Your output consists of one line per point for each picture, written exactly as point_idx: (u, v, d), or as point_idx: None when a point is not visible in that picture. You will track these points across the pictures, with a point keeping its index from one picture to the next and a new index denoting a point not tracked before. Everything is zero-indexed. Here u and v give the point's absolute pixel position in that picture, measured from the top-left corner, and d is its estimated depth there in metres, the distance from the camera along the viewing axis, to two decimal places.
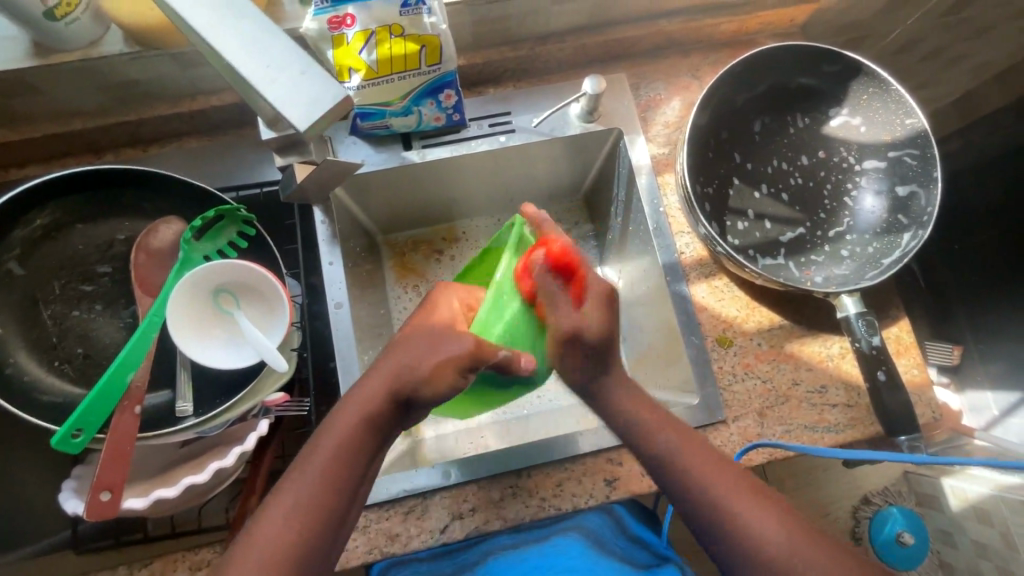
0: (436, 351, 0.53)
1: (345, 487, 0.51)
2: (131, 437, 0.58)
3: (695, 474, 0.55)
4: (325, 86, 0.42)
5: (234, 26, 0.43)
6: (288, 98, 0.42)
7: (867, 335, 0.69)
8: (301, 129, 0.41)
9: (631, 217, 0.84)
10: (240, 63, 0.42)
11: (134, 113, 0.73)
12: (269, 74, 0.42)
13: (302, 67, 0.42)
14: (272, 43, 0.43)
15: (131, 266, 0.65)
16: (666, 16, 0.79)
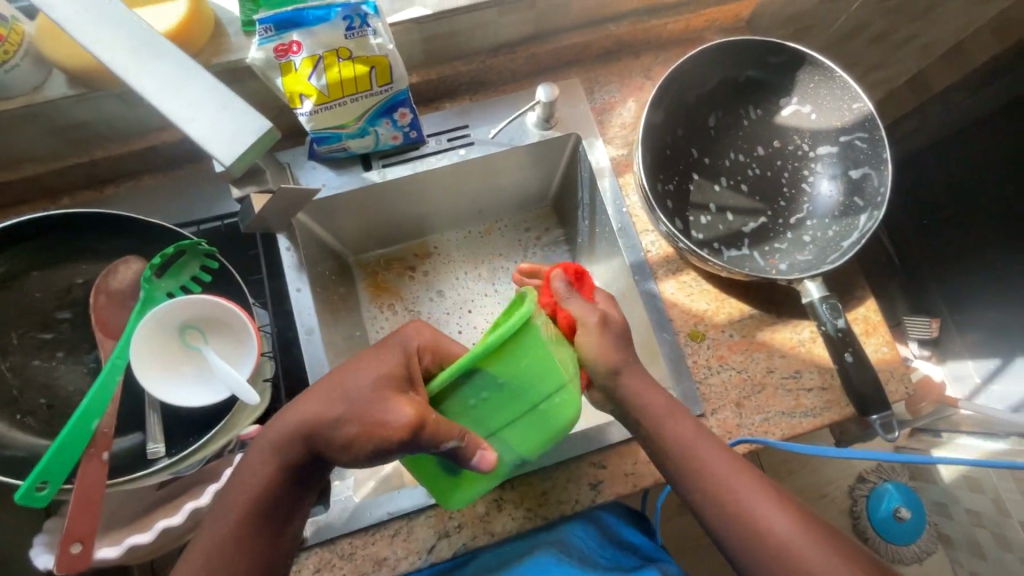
0: (364, 413, 0.51)
1: (249, 535, 0.53)
2: (99, 485, 0.57)
3: (686, 460, 0.58)
4: (248, 120, 0.42)
5: (155, 66, 0.42)
6: (210, 134, 0.42)
7: (832, 319, 0.70)
8: (225, 164, 0.41)
9: (597, 220, 0.84)
10: (161, 103, 0.42)
11: (85, 154, 0.72)
12: (189, 110, 0.42)
13: (223, 103, 0.43)
14: (191, 81, 0.43)
15: (91, 308, 0.64)
16: (612, 20, 0.81)
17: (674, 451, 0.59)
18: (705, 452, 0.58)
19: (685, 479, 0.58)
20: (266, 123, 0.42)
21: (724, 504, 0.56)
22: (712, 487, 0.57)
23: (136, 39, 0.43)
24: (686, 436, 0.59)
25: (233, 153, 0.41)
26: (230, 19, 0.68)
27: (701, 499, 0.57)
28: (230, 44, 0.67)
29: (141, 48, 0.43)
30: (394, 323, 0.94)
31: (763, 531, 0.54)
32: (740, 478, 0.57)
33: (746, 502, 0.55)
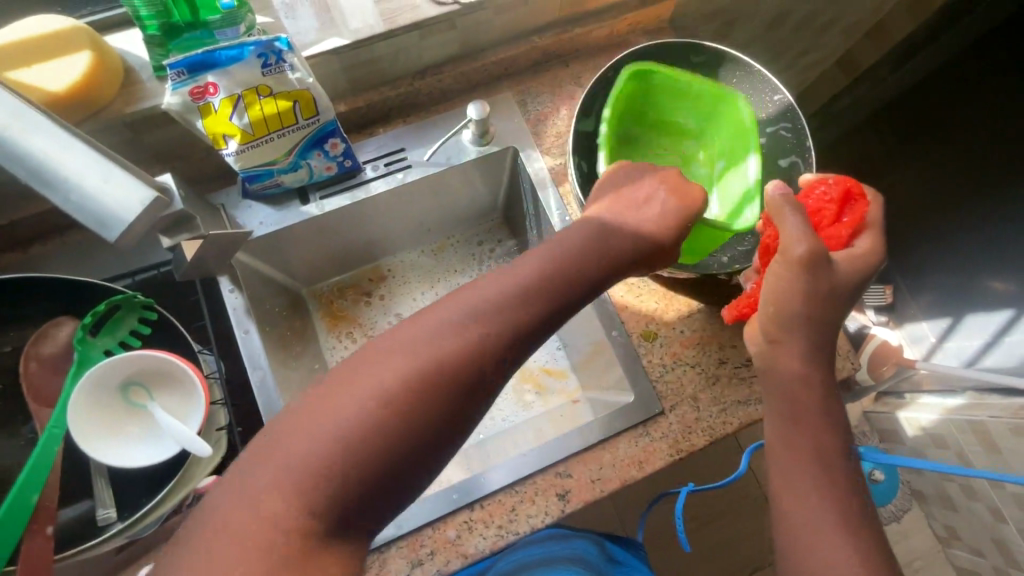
0: (532, 273, 0.54)
1: (387, 409, 0.45)
2: (47, 561, 0.54)
3: (809, 439, 0.53)
4: (130, 190, 0.41)
5: (26, 140, 0.41)
6: (89, 209, 0.41)
7: None
8: (110, 237, 0.41)
9: (544, 229, 0.85)
10: (40, 180, 0.41)
11: (6, 216, 0.69)
12: (66, 184, 0.41)
13: (100, 173, 0.41)
14: (67, 153, 0.41)
15: (22, 378, 0.61)
16: (537, 32, 0.81)
17: (804, 422, 0.54)
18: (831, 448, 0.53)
19: (793, 453, 0.54)
20: (150, 193, 0.41)
21: (813, 491, 0.52)
22: (809, 477, 0.52)
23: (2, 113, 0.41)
24: (826, 426, 0.54)
25: (115, 229, 0.41)
26: (142, 65, 0.66)
27: (798, 485, 0.52)
28: (144, 90, 0.66)
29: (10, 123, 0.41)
30: (353, 351, 0.94)
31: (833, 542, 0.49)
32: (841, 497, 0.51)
33: (840, 513, 0.50)
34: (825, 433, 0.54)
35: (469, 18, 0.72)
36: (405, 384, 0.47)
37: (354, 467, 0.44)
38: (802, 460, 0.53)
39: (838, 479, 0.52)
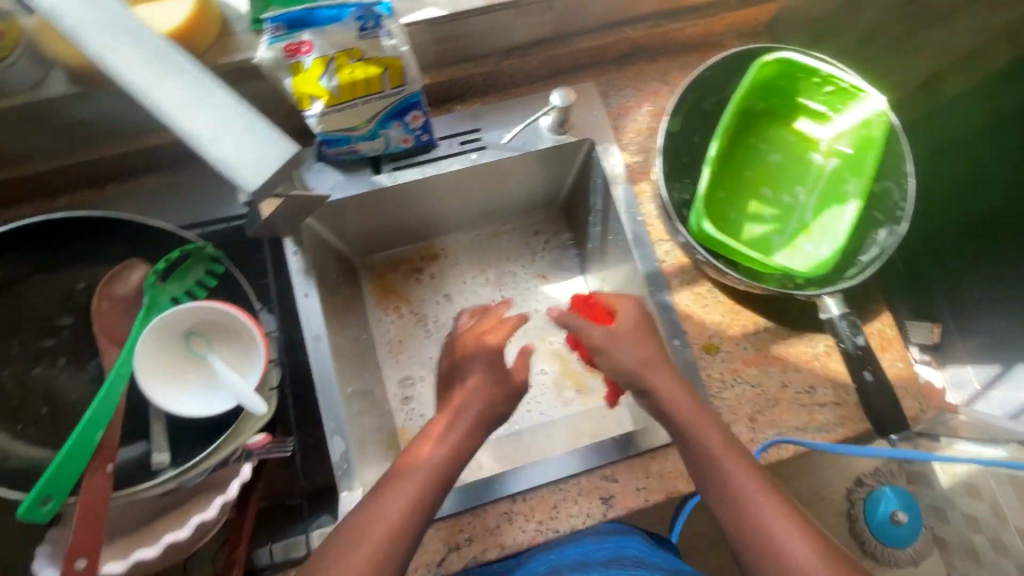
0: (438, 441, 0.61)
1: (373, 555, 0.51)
2: (104, 499, 0.55)
3: (739, 501, 0.54)
4: (265, 145, 0.47)
5: (169, 86, 0.47)
6: (229, 156, 0.46)
7: (851, 335, 0.72)
8: (246, 187, 0.46)
9: (609, 226, 0.83)
10: (183, 123, 0.46)
11: (89, 154, 0.70)
12: (208, 132, 0.46)
13: (239, 126, 0.47)
14: (206, 104, 0.47)
15: (93, 315, 0.61)
16: (631, 23, 0.78)
17: (721, 490, 0.56)
18: (759, 493, 0.54)
19: (731, 520, 0.55)
20: (291, 150, 0.48)
21: (773, 551, 0.51)
22: (763, 537, 0.52)
23: (154, 62, 0.47)
24: (743, 477, 0.55)
25: (252, 180, 0.46)
26: (238, 16, 0.66)
27: (755, 549, 0.52)
28: (237, 43, 0.65)
29: (161, 70, 0.47)
30: (401, 327, 0.94)
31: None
32: (799, 534, 0.52)
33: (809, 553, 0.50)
34: (748, 484, 0.55)
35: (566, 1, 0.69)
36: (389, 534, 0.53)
37: None
38: (742, 522, 0.54)
39: (785, 519, 0.53)
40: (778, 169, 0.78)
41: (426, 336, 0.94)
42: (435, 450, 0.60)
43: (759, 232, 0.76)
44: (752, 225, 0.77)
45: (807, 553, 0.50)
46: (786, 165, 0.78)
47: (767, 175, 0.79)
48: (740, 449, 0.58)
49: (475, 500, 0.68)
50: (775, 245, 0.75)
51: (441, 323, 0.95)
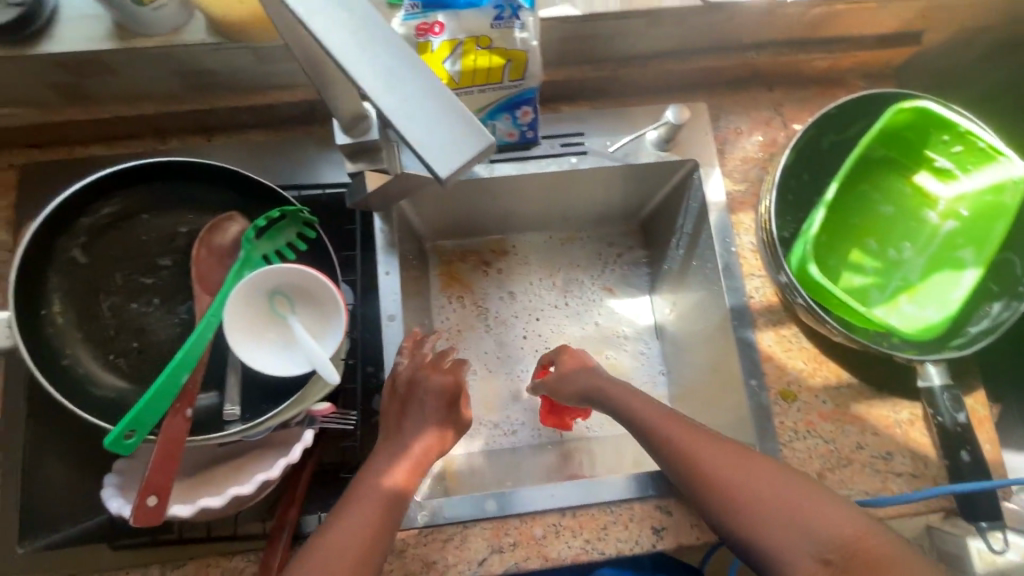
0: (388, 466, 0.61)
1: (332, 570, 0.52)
2: (179, 441, 0.56)
3: (720, 480, 0.56)
4: (472, 136, 0.33)
5: (376, 53, 0.34)
6: (431, 142, 0.32)
7: (951, 410, 0.68)
8: (439, 175, 0.31)
9: (696, 251, 0.80)
10: (375, 89, 0.33)
11: (206, 102, 0.71)
12: (404, 105, 0.33)
13: (446, 110, 0.33)
14: (414, 81, 0.34)
15: (192, 261, 0.62)
16: (757, 48, 0.75)
17: (695, 474, 0.58)
18: (733, 460, 0.57)
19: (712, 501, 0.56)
20: (491, 143, 0.33)
21: (765, 516, 0.54)
22: (750, 501, 0.55)
23: (356, 22, 0.34)
24: (712, 454, 0.58)
25: (451, 167, 0.32)
26: None
27: (747, 519, 0.54)
28: None
29: (363, 35, 0.34)
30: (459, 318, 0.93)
31: (807, 526, 0.52)
32: (778, 483, 0.55)
33: (796, 502, 0.54)
34: (717, 459, 0.57)
35: (700, 17, 0.67)
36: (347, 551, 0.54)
37: None
38: (727, 497, 0.55)
39: (763, 479, 0.56)
40: (888, 221, 0.75)
41: (483, 330, 0.93)
42: (388, 474, 0.60)
43: (858, 284, 0.73)
44: (852, 275, 0.73)
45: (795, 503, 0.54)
46: (897, 219, 0.75)
47: (875, 225, 0.75)
48: (694, 426, 0.61)
49: (527, 506, 0.67)
50: (873, 300, 0.72)
51: (501, 320, 0.94)
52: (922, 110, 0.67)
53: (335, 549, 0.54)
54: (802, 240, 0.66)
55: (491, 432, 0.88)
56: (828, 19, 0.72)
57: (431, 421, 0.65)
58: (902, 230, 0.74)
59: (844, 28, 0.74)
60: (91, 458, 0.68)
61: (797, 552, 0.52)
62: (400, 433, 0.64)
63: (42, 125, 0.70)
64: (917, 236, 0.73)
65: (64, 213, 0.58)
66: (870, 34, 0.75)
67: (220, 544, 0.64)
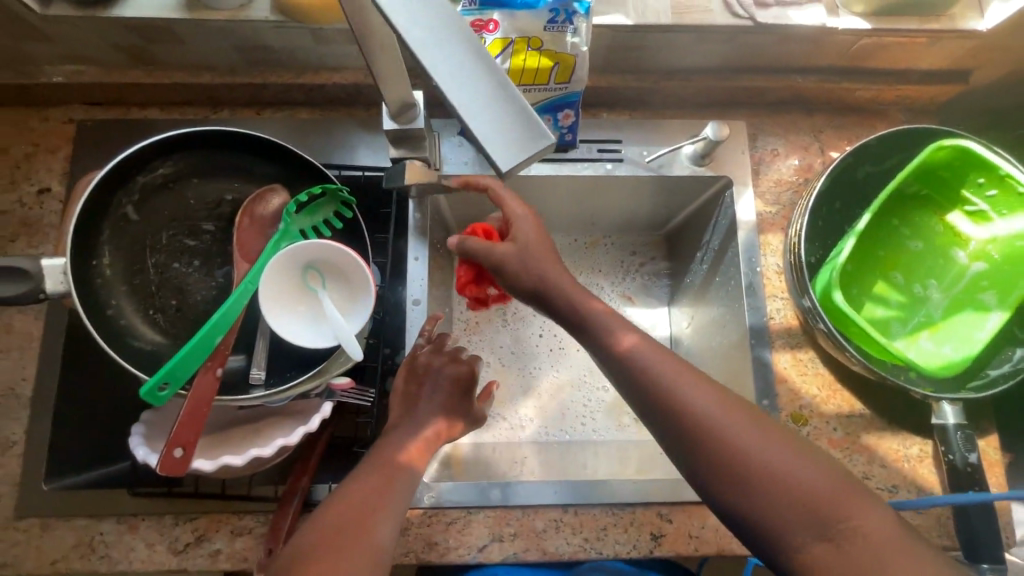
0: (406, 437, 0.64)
1: (347, 518, 0.54)
2: (208, 399, 0.58)
3: (695, 421, 0.51)
4: (533, 133, 0.34)
5: (447, 43, 0.34)
6: (495, 137, 0.33)
7: (964, 450, 0.67)
8: (500, 171, 0.33)
9: (720, 267, 0.81)
10: (441, 73, 0.34)
11: (260, 76, 0.74)
12: (468, 91, 0.34)
13: (511, 106, 0.34)
14: (482, 74, 0.34)
15: (234, 228, 0.64)
16: (803, 72, 0.76)
17: (670, 410, 0.53)
18: (715, 402, 0.52)
19: (685, 440, 0.52)
20: (550, 141, 0.34)
21: (738, 463, 0.49)
22: (727, 447, 0.50)
23: (430, 10, 0.35)
24: (696, 395, 0.52)
25: (513, 164, 0.33)
26: None
27: (719, 463, 0.50)
28: None
29: (435, 22, 0.35)
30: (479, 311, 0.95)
31: (785, 480, 0.48)
32: (759, 430, 0.51)
33: (798, 469, 0.48)
34: (697, 399, 0.52)
35: (749, 37, 0.68)
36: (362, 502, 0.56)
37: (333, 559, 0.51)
38: (701, 440, 0.51)
39: (742, 427, 0.51)
40: (917, 256, 0.75)
41: (501, 325, 0.95)
42: (404, 443, 0.63)
43: (880, 316, 0.73)
44: (874, 306, 0.74)
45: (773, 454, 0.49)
46: (925, 255, 0.74)
47: (903, 260, 0.75)
48: (689, 367, 0.55)
49: (531, 498, 0.68)
50: (894, 333, 0.72)
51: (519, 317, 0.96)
52: (963, 150, 0.66)
53: (350, 501, 0.56)
54: (829, 267, 0.67)
55: (499, 424, 0.90)
56: (877, 50, 0.72)
57: (443, 407, 0.67)
58: (930, 267, 0.74)
59: (892, 61, 0.74)
60: (117, 407, 0.71)
61: (769, 505, 0.48)
62: (415, 413, 0.66)
63: (105, 85, 0.73)
64: (944, 275, 0.73)
65: (123, 171, 0.60)
66: (917, 69, 0.75)
67: (232, 501, 0.67)
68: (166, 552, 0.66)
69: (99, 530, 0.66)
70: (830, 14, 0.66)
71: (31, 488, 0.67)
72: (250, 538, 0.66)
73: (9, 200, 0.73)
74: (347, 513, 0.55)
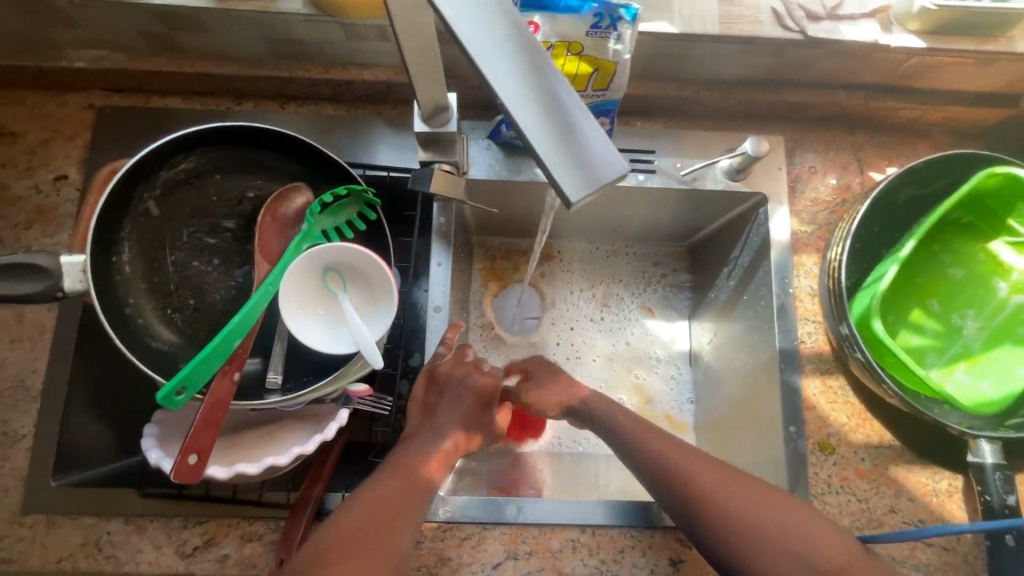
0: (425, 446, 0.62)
1: (373, 520, 0.54)
2: (225, 404, 0.56)
3: (714, 502, 0.56)
4: (604, 158, 0.31)
5: (513, 59, 0.32)
6: (562, 161, 0.31)
7: (1001, 491, 0.65)
8: (568, 199, 0.30)
9: (748, 287, 0.78)
10: (508, 92, 0.31)
11: (287, 70, 0.71)
12: (536, 113, 0.31)
13: (581, 129, 0.31)
14: (550, 93, 0.32)
15: (257, 227, 0.63)
16: (847, 88, 0.73)
17: (691, 498, 0.57)
18: (729, 484, 0.57)
19: (707, 524, 0.56)
20: (623, 168, 0.31)
21: (758, 539, 0.54)
22: (724, 512, 0.56)
23: (495, 22, 0.32)
24: (689, 467, 0.59)
25: (582, 192, 0.30)
26: None
27: (744, 542, 0.54)
28: None
29: (500, 35, 0.32)
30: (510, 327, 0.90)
31: (777, 537, 0.54)
32: (750, 493, 0.57)
33: (786, 525, 0.54)
34: (712, 482, 0.57)
35: (797, 52, 0.66)
36: (386, 506, 0.55)
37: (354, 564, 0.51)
38: (724, 521, 0.55)
39: (757, 503, 0.56)
40: (957, 284, 0.72)
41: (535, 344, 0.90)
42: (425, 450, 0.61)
43: (915, 344, 0.71)
44: (909, 334, 0.71)
45: (789, 526, 0.54)
46: (966, 283, 0.72)
47: (942, 287, 0.72)
48: (678, 441, 0.62)
49: (548, 516, 0.67)
50: (929, 362, 0.70)
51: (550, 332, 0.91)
52: (1016, 178, 0.64)
53: (373, 506, 0.55)
54: (869, 293, 0.65)
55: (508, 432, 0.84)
56: (927, 70, 0.69)
57: (463, 419, 0.65)
58: (970, 296, 0.72)
59: (941, 81, 0.71)
60: (129, 403, 0.70)
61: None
62: (435, 420, 0.65)
63: (128, 72, 0.71)
64: (985, 305, 0.71)
65: (146, 165, 0.58)
66: (967, 90, 0.73)
67: (244, 506, 0.65)
68: (173, 555, 0.65)
69: (106, 529, 0.65)
70: (883, 30, 0.64)
71: (38, 483, 0.65)
72: (261, 544, 0.65)
73: (25, 186, 0.71)
74: (368, 519, 0.54)
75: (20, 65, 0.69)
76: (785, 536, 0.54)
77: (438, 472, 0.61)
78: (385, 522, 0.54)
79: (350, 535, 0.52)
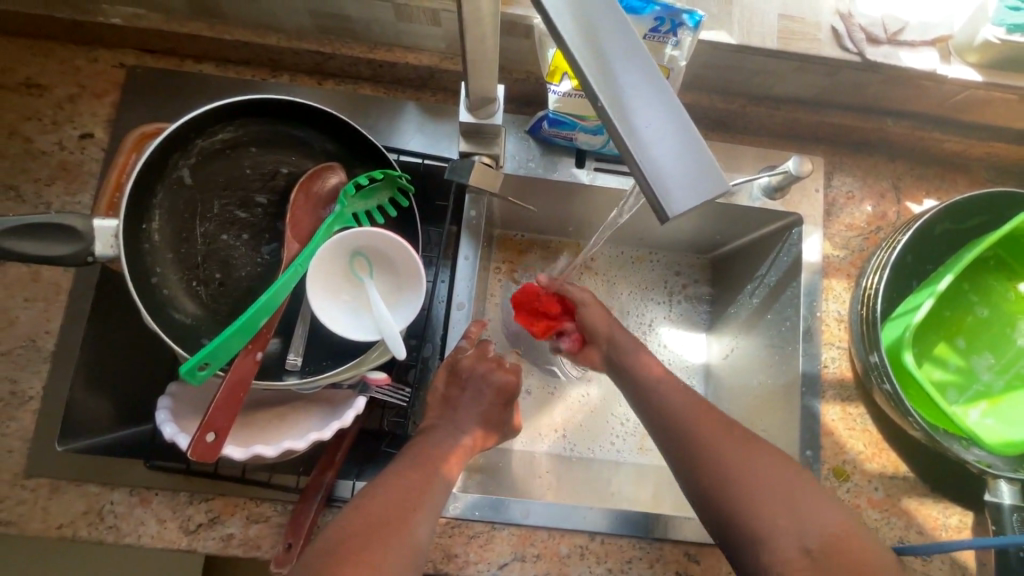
0: (442, 442, 0.61)
1: (392, 510, 0.52)
2: (246, 384, 0.55)
3: (716, 455, 0.55)
4: (708, 172, 0.30)
5: (614, 60, 0.31)
6: (660, 173, 0.29)
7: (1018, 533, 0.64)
8: (667, 215, 0.29)
9: (774, 306, 0.77)
10: (604, 95, 0.30)
11: (330, 46, 0.70)
12: (635, 116, 0.30)
13: (681, 138, 0.30)
14: (652, 98, 0.30)
15: (288, 204, 0.60)
16: (894, 115, 0.73)
17: (709, 471, 0.55)
18: (731, 438, 0.56)
19: (711, 477, 0.54)
20: (726, 184, 0.30)
21: (752, 491, 0.53)
22: (716, 470, 0.54)
23: (600, 21, 0.31)
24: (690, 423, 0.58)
25: (681, 208, 0.29)
26: None
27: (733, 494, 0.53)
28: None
29: (604, 34, 0.31)
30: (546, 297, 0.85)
31: (771, 498, 0.52)
32: (749, 455, 0.55)
33: (788, 491, 0.52)
34: (719, 437, 0.56)
35: (853, 74, 0.66)
36: (407, 495, 0.54)
37: (375, 549, 0.49)
38: (717, 466, 0.55)
39: (761, 468, 0.54)
40: (983, 323, 0.72)
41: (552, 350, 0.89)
42: (445, 446, 0.60)
43: (937, 378, 0.70)
44: (932, 367, 0.71)
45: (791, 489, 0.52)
46: (994, 326, 0.71)
47: (969, 326, 0.72)
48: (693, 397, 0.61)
49: (558, 520, 0.66)
50: (949, 398, 0.70)
51: None
52: None
53: (395, 495, 0.53)
54: (900, 325, 0.65)
55: (546, 434, 0.84)
56: (976, 104, 0.69)
57: (481, 417, 0.64)
58: (997, 338, 0.71)
59: (989, 116, 0.71)
60: None
61: (785, 534, 0.50)
62: (455, 417, 0.64)
63: (165, 33, 0.69)
64: (1010, 348, 0.70)
65: (185, 132, 0.56)
66: (1015, 128, 0.72)
67: (253, 488, 0.64)
68: (176, 530, 0.63)
69: (110, 499, 0.63)
70: (942, 60, 0.64)
71: (43, 447, 0.64)
72: (266, 527, 0.64)
73: (49, 141, 0.69)
74: (390, 507, 0.52)
75: (55, 16, 0.67)
76: (787, 490, 0.52)
77: (456, 470, 0.59)
78: (407, 513, 0.53)
79: (372, 517, 0.51)
